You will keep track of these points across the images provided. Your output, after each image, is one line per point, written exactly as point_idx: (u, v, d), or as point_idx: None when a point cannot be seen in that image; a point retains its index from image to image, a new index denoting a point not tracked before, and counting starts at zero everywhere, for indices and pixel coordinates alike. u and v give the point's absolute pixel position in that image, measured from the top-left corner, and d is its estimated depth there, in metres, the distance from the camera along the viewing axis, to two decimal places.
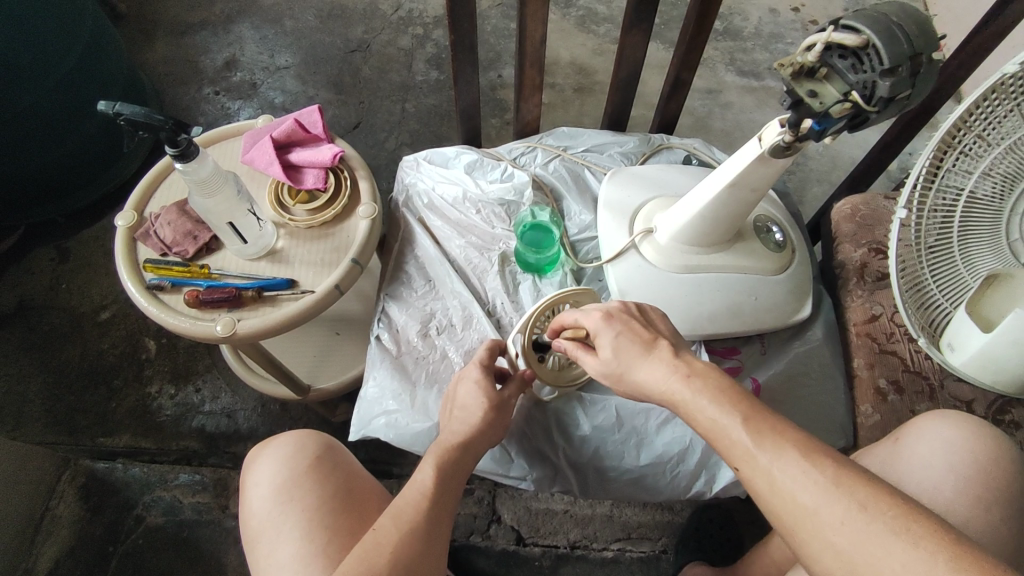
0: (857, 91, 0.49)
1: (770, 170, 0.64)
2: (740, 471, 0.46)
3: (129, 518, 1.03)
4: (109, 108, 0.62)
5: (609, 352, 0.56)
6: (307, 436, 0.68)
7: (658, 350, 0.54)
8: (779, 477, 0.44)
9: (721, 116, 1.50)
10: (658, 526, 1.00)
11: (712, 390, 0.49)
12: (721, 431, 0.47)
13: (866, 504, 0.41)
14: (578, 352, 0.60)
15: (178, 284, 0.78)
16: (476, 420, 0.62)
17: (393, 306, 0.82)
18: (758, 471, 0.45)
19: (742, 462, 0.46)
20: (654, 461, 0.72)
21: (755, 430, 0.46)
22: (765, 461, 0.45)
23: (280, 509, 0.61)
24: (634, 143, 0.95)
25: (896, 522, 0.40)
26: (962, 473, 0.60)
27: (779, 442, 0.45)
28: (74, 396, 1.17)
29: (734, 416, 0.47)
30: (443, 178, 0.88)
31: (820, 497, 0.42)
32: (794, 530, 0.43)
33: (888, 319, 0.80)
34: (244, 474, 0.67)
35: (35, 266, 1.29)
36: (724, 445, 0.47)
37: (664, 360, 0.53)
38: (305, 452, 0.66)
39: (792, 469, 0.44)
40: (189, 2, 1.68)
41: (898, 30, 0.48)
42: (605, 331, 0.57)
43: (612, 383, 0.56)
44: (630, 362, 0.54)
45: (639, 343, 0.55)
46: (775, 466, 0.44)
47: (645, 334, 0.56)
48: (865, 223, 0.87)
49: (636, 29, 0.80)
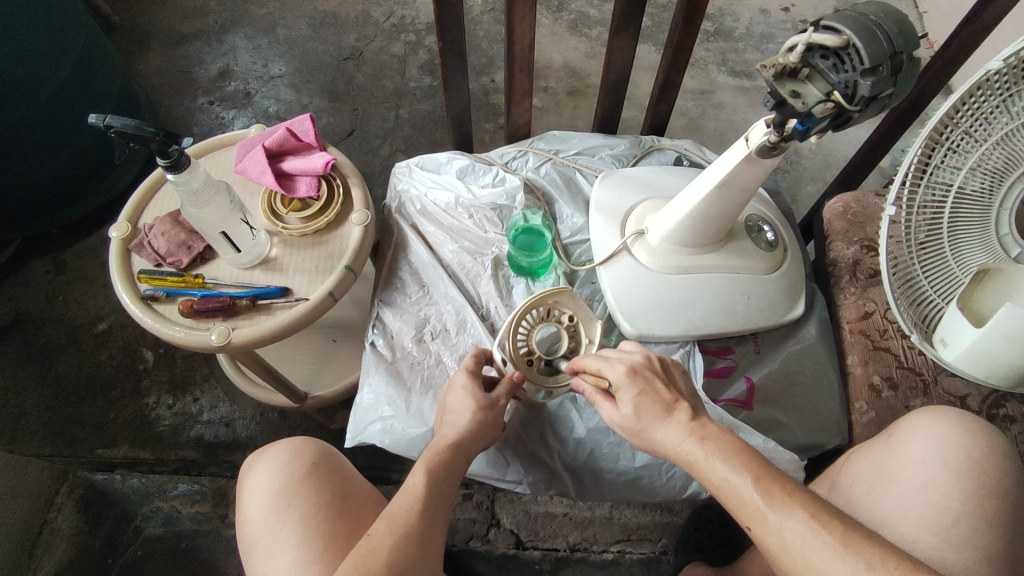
0: (839, 91, 0.49)
1: (758, 170, 0.64)
2: (753, 530, 0.47)
3: (128, 530, 1.03)
4: (99, 121, 0.62)
5: (627, 410, 0.56)
6: (303, 443, 0.68)
7: (675, 412, 0.54)
8: (789, 535, 0.45)
9: (713, 117, 1.51)
10: (658, 528, 1.01)
11: (724, 453, 0.50)
12: (732, 491, 0.48)
13: (874, 565, 0.42)
14: (599, 400, 0.60)
15: (172, 294, 0.78)
16: (467, 421, 0.63)
17: (387, 312, 0.81)
18: (770, 530, 0.46)
19: (755, 522, 0.47)
20: (649, 462, 0.72)
21: (766, 489, 0.47)
22: (776, 520, 0.46)
23: (277, 517, 0.61)
24: (625, 145, 0.95)
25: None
26: (955, 468, 0.60)
27: (790, 500, 0.46)
28: (72, 408, 1.17)
29: (744, 476, 0.48)
30: (435, 184, 0.89)
31: (830, 557, 0.43)
32: None
33: (882, 316, 0.80)
34: (241, 481, 0.67)
35: (32, 278, 1.30)
36: (735, 505, 0.48)
37: (679, 424, 0.53)
38: (300, 459, 0.66)
39: (802, 527, 0.45)
40: (183, 13, 1.69)
41: (877, 29, 0.48)
42: (626, 387, 0.57)
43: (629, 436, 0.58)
44: (648, 422, 0.55)
45: (655, 407, 0.55)
46: (787, 525, 0.45)
47: (665, 393, 0.56)
48: (857, 221, 0.87)
49: (624, 33, 0.81)
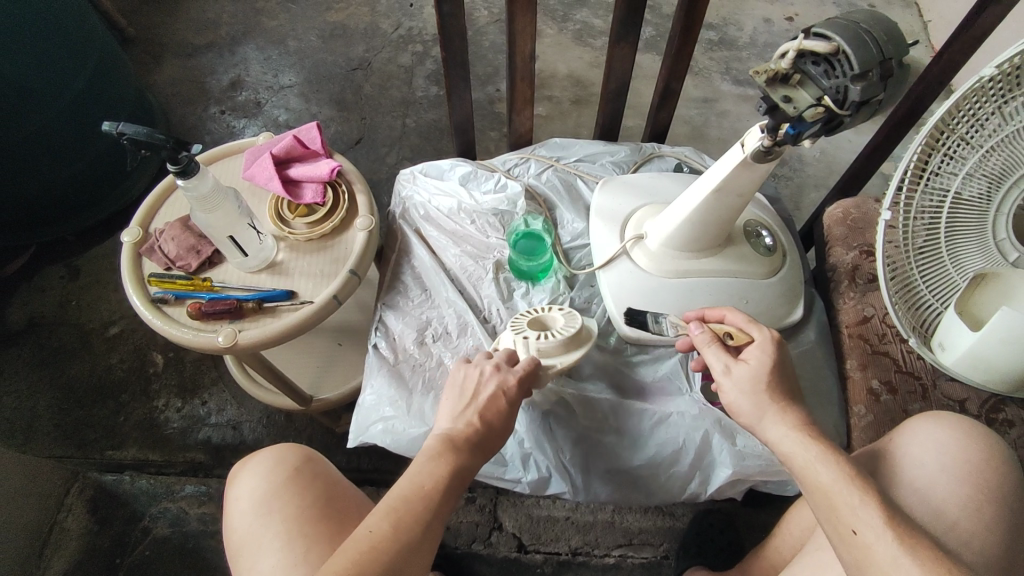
0: (830, 96, 0.50)
1: (754, 174, 0.65)
2: (856, 534, 0.47)
3: (137, 530, 1.05)
4: (112, 128, 0.65)
5: (759, 367, 0.58)
6: (286, 448, 0.69)
7: (795, 406, 0.56)
8: (908, 563, 0.44)
9: (717, 125, 1.52)
10: (660, 532, 1.01)
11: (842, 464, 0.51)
12: (843, 495, 0.49)
13: None
14: (713, 347, 0.61)
15: (181, 297, 0.80)
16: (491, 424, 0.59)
17: (390, 315, 0.83)
18: (879, 544, 0.46)
19: (863, 529, 0.47)
20: (647, 461, 0.72)
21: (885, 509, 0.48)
22: (890, 536, 0.46)
23: (260, 521, 0.63)
24: (626, 152, 0.96)
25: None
26: (954, 472, 0.60)
27: (910, 533, 0.46)
28: (83, 410, 1.19)
29: (861, 488, 0.49)
30: (439, 190, 0.90)
31: None
32: None
33: (880, 320, 0.81)
34: (229, 482, 0.69)
35: (47, 283, 1.33)
36: (841, 509, 0.49)
37: (796, 418, 0.55)
38: (283, 464, 0.67)
39: (923, 557, 0.44)
40: (195, 25, 1.73)
41: (866, 36, 0.49)
42: (766, 350, 0.59)
43: (738, 395, 0.58)
44: (763, 401, 0.56)
45: (775, 395, 0.56)
46: (902, 550, 0.45)
47: (789, 385, 0.58)
48: (857, 227, 0.88)
49: (623, 42, 0.83)
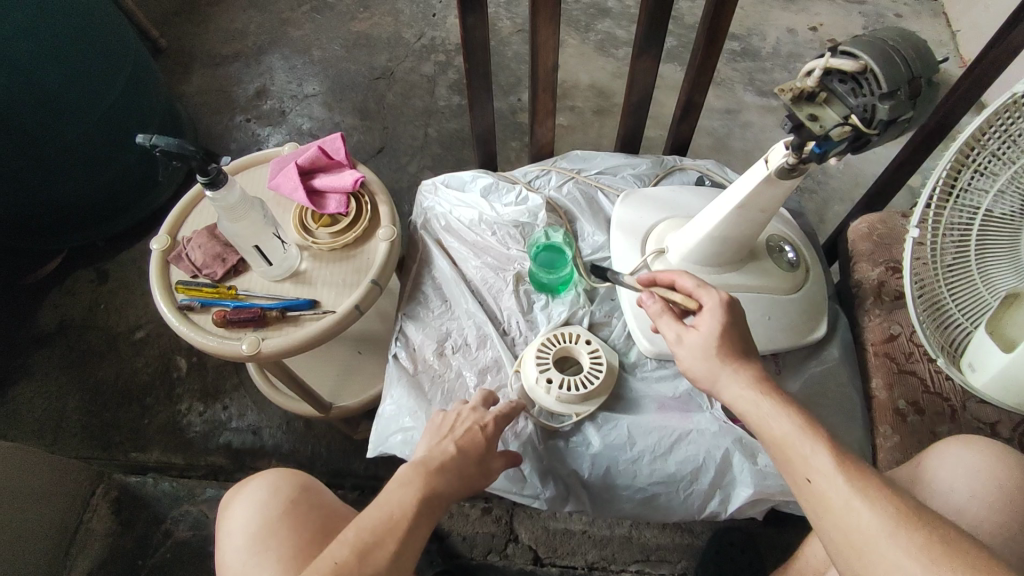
0: (857, 115, 0.49)
1: (778, 190, 0.65)
2: (810, 483, 0.49)
3: (158, 532, 1.07)
4: (146, 140, 0.66)
5: (710, 334, 0.59)
6: (280, 480, 0.70)
7: (747, 363, 0.58)
8: (858, 504, 0.46)
9: (740, 136, 1.51)
10: (678, 549, 0.99)
11: (794, 414, 0.53)
12: (798, 447, 0.51)
13: (944, 538, 0.43)
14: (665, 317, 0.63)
15: (207, 304, 0.82)
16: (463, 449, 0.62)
17: (410, 325, 0.83)
18: (834, 489, 0.48)
19: (816, 476, 0.49)
20: (666, 480, 0.71)
21: (838, 455, 0.49)
22: (842, 481, 0.48)
23: (256, 558, 0.63)
24: (648, 164, 0.95)
25: (970, 560, 0.41)
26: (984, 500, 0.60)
27: (861, 474, 0.48)
28: (109, 412, 1.22)
29: (817, 438, 0.51)
30: (460, 202, 0.91)
31: (882, 520, 0.45)
32: (859, 550, 0.45)
33: (907, 338, 0.79)
34: (222, 516, 0.69)
35: (77, 286, 1.36)
36: (798, 459, 0.51)
37: (748, 373, 0.57)
38: (278, 497, 0.68)
39: (872, 497, 0.46)
40: (224, 35, 1.77)
41: (894, 54, 0.49)
42: (715, 315, 0.60)
43: (693, 362, 0.60)
44: (717, 360, 0.58)
45: (728, 355, 0.58)
46: (852, 492, 0.47)
47: (743, 342, 0.59)
48: (883, 242, 0.87)
49: (646, 55, 0.83)
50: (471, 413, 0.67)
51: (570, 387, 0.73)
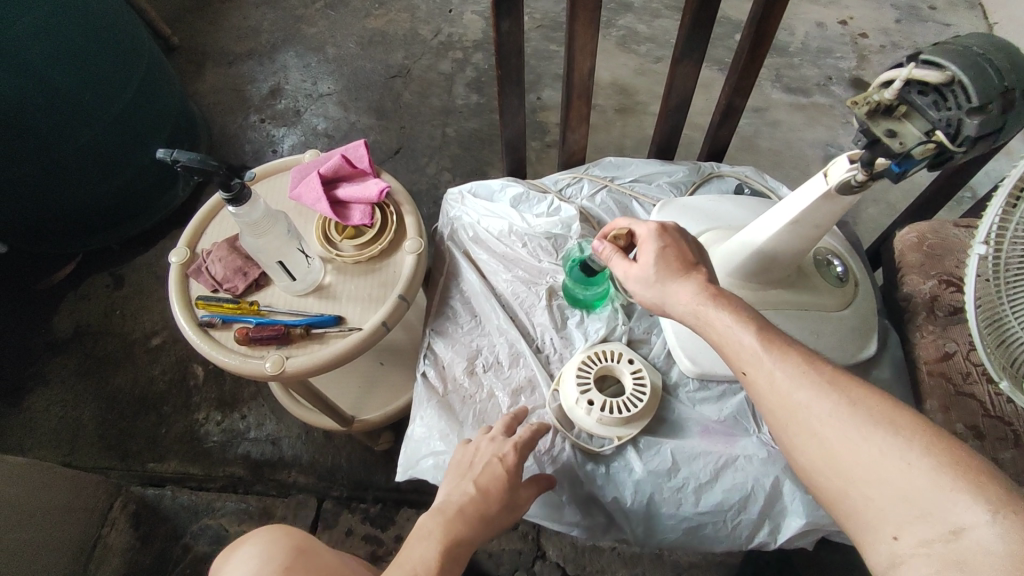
0: (941, 130, 0.45)
1: (836, 207, 0.61)
2: (746, 374, 0.50)
3: (178, 547, 1.05)
4: (167, 155, 0.63)
5: (648, 260, 0.60)
6: (271, 546, 0.65)
7: (689, 275, 0.57)
8: (779, 373, 0.48)
9: (768, 135, 1.46)
10: (711, 568, 0.96)
11: (730, 306, 0.53)
12: (733, 338, 0.52)
13: (857, 402, 0.45)
14: (614, 256, 0.63)
15: (228, 320, 0.79)
16: (480, 489, 0.59)
17: (438, 342, 0.80)
18: (762, 372, 0.49)
19: (748, 367, 0.50)
20: (713, 509, 0.67)
21: (766, 337, 0.50)
22: (769, 363, 0.49)
23: None
24: (684, 172, 0.91)
25: (877, 411, 0.44)
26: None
27: (782, 346, 0.49)
28: (127, 421, 1.20)
29: (747, 325, 0.51)
30: (489, 211, 0.87)
31: (813, 396, 0.46)
32: (783, 422, 0.48)
33: (964, 357, 0.75)
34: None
35: (92, 292, 1.34)
36: (733, 352, 0.51)
37: (694, 284, 0.56)
38: (271, 564, 0.62)
39: (791, 368, 0.48)
40: (237, 33, 1.74)
41: (986, 64, 0.44)
42: (651, 242, 0.61)
43: (642, 293, 0.60)
44: (663, 277, 0.58)
45: (670, 272, 0.58)
46: (779, 365, 0.48)
47: (681, 257, 0.59)
48: (934, 254, 0.82)
49: (687, 58, 0.78)
50: (490, 445, 0.65)
51: (611, 409, 0.70)
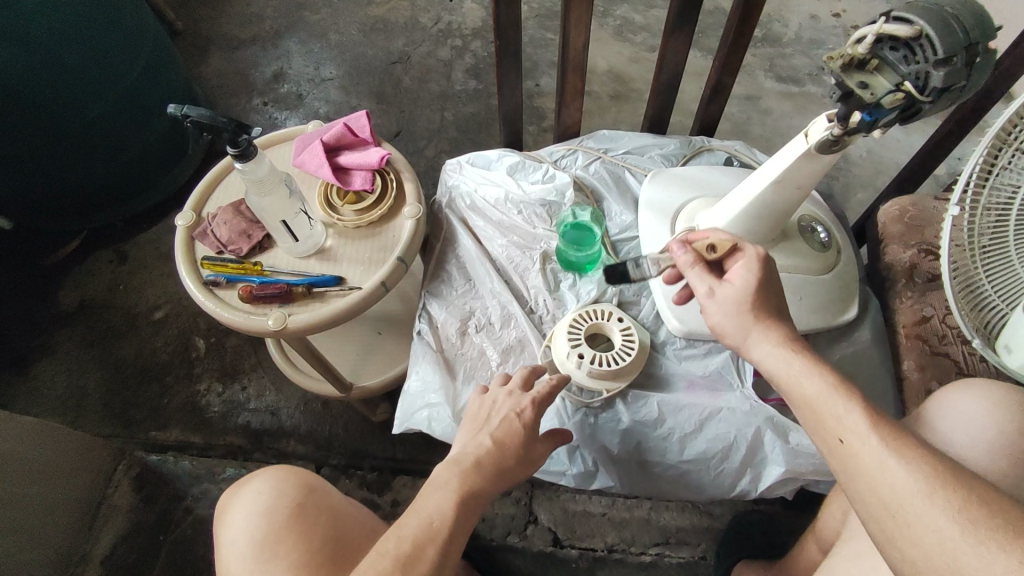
0: (910, 82, 0.48)
1: (816, 165, 0.64)
2: (843, 442, 0.46)
3: (180, 509, 1.08)
4: (177, 111, 0.66)
5: (743, 284, 0.57)
6: (282, 481, 0.69)
7: (780, 319, 0.56)
8: (893, 462, 0.42)
9: (760, 122, 1.50)
10: (697, 532, 0.99)
11: (827, 373, 0.50)
12: (830, 403, 0.48)
13: (989, 503, 0.38)
14: (697, 269, 0.61)
15: (232, 280, 0.81)
16: (501, 445, 0.61)
17: (434, 303, 0.83)
18: (869, 453, 0.44)
19: (849, 436, 0.46)
20: (697, 457, 0.71)
21: (874, 415, 0.46)
22: (876, 440, 0.44)
23: (265, 564, 0.63)
24: (675, 145, 0.94)
25: (1017, 526, 0.37)
26: (985, 448, 0.59)
27: (896, 432, 0.44)
28: (129, 391, 1.22)
29: (849, 395, 0.48)
30: (486, 180, 0.90)
31: (929, 489, 0.40)
32: (892, 516, 0.41)
33: (940, 320, 0.78)
34: (222, 518, 0.69)
35: (96, 267, 1.36)
36: (829, 416, 0.47)
37: (781, 331, 0.54)
38: (282, 501, 0.67)
39: (908, 457, 0.42)
40: (241, 19, 1.77)
41: (952, 20, 0.47)
42: (752, 266, 0.58)
43: (723, 317, 0.57)
44: (755, 308, 0.56)
45: (760, 311, 0.56)
46: (889, 453, 0.43)
47: (777, 297, 0.57)
48: (914, 225, 0.85)
49: (678, 33, 0.81)
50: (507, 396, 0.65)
51: (601, 362, 0.73)
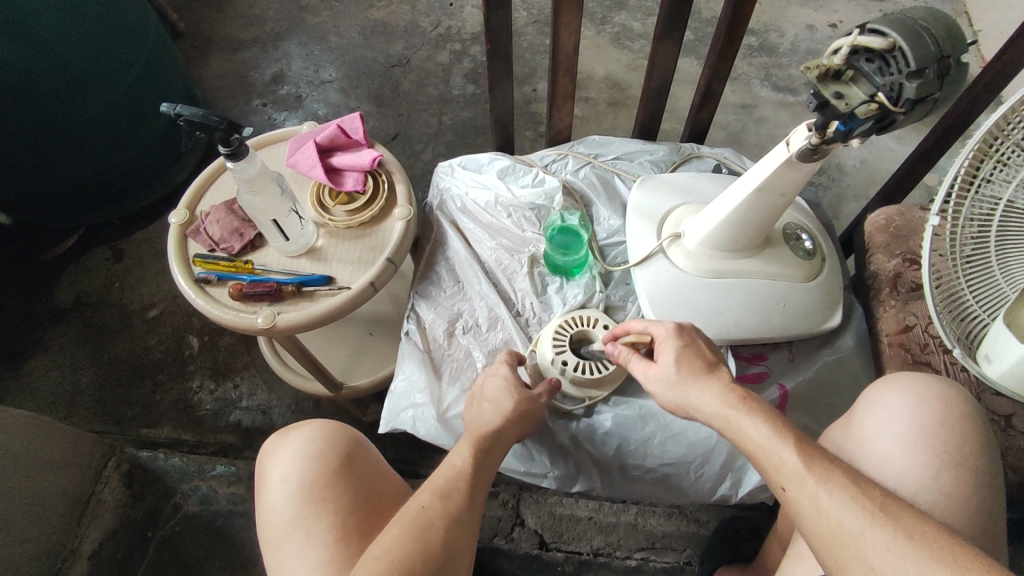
0: (884, 93, 0.49)
1: (798, 175, 0.65)
2: (785, 491, 0.48)
3: (169, 505, 1.08)
4: (170, 109, 0.67)
5: (669, 361, 0.59)
6: (335, 431, 0.69)
7: (711, 377, 0.56)
8: (828, 500, 0.46)
9: (755, 131, 1.51)
10: (683, 537, 1.00)
11: (763, 415, 0.52)
12: (771, 452, 0.50)
13: (911, 532, 0.43)
14: (633, 357, 0.62)
15: (223, 278, 0.82)
16: (508, 405, 0.65)
17: (422, 304, 0.84)
18: (806, 493, 0.47)
19: (790, 485, 0.48)
20: (677, 462, 0.71)
21: (805, 455, 0.49)
22: (813, 483, 0.47)
23: (310, 509, 0.62)
24: (664, 151, 0.95)
25: (939, 548, 0.42)
26: (910, 444, 0.57)
27: (826, 469, 0.48)
28: (122, 388, 1.23)
29: (785, 439, 0.50)
30: (477, 183, 0.91)
31: (863, 524, 0.44)
32: (837, 553, 0.45)
33: (923, 329, 0.79)
34: (266, 466, 0.68)
35: (93, 264, 1.37)
36: (772, 465, 0.49)
37: (715, 388, 0.55)
38: (334, 449, 0.67)
39: (839, 496, 0.46)
40: (243, 20, 1.78)
41: (924, 33, 0.48)
42: (670, 342, 0.60)
43: (663, 392, 0.59)
44: (686, 376, 0.57)
45: (692, 375, 0.57)
46: (823, 490, 0.47)
47: (703, 357, 0.58)
48: (899, 234, 0.86)
49: (667, 40, 0.82)
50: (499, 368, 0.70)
51: (584, 370, 0.73)
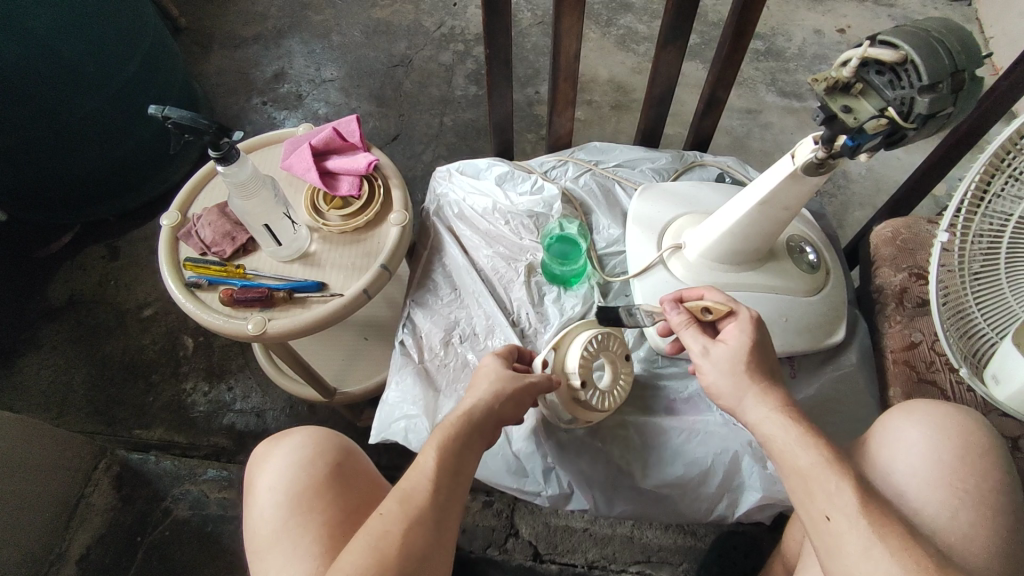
0: (894, 108, 0.48)
1: (802, 189, 0.63)
2: (830, 521, 0.47)
3: (158, 510, 1.06)
4: (159, 112, 0.66)
5: (735, 343, 0.57)
6: (323, 438, 0.64)
7: (776, 384, 0.55)
8: (880, 552, 0.44)
9: (760, 137, 1.48)
10: (680, 551, 0.97)
11: (817, 443, 0.50)
12: (824, 478, 0.48)
13: None
14: (691, 328, 0.61)
15: (214, 282, 0.81)
16: (488, 392, 0.61)
17: (418, 312, 0.82)
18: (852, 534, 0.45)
19: (836, 515, 0.46)
20: (675, 482, 0.70)
21: (863, 496, 0.47)
22: (865, 524, 0.45)
23: (297, 520, 0.57)
24: (667, 159, 0.94)
25: None
26: (924, 478, 0.55)
27: (881, 516, 0.46)
28: (116, 388, 1.22)
29: (840, 472, 0.48)
30: (474, 189, 0.89)
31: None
32: None
33: (929, 347, 0.76)
34: (253, 474, 0.63)
35: (89, 262, 1.36)
36: (819, 492, 0.48)
37: (775, 398, 0.54)
38: (323, 457, 0.62)
39: (893, 545, 0.44)
40: (245, 17, 1.77)
41: (939, 46, 0.46)
42: (745, 327, 0.58)
43: (718, 375, 0.57)
44: (751, 367, 0.56)
45: (756, 376, 0.56)
46: (874, 540, 0.44)
47: (769, 361, 0.57)
48: (907, 248, 0.84)
49: (671, 46, 0.80)
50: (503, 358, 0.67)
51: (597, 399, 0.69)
